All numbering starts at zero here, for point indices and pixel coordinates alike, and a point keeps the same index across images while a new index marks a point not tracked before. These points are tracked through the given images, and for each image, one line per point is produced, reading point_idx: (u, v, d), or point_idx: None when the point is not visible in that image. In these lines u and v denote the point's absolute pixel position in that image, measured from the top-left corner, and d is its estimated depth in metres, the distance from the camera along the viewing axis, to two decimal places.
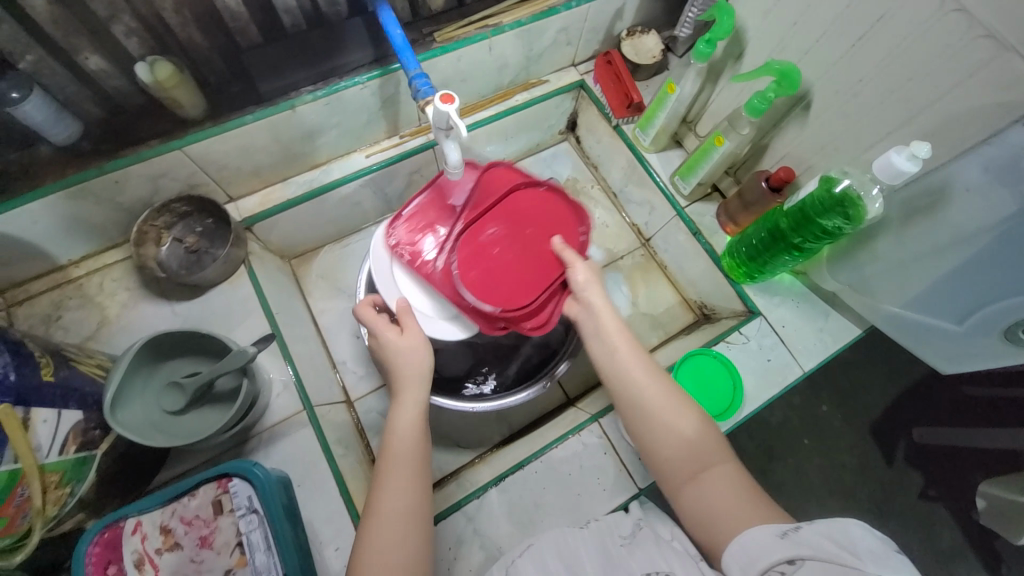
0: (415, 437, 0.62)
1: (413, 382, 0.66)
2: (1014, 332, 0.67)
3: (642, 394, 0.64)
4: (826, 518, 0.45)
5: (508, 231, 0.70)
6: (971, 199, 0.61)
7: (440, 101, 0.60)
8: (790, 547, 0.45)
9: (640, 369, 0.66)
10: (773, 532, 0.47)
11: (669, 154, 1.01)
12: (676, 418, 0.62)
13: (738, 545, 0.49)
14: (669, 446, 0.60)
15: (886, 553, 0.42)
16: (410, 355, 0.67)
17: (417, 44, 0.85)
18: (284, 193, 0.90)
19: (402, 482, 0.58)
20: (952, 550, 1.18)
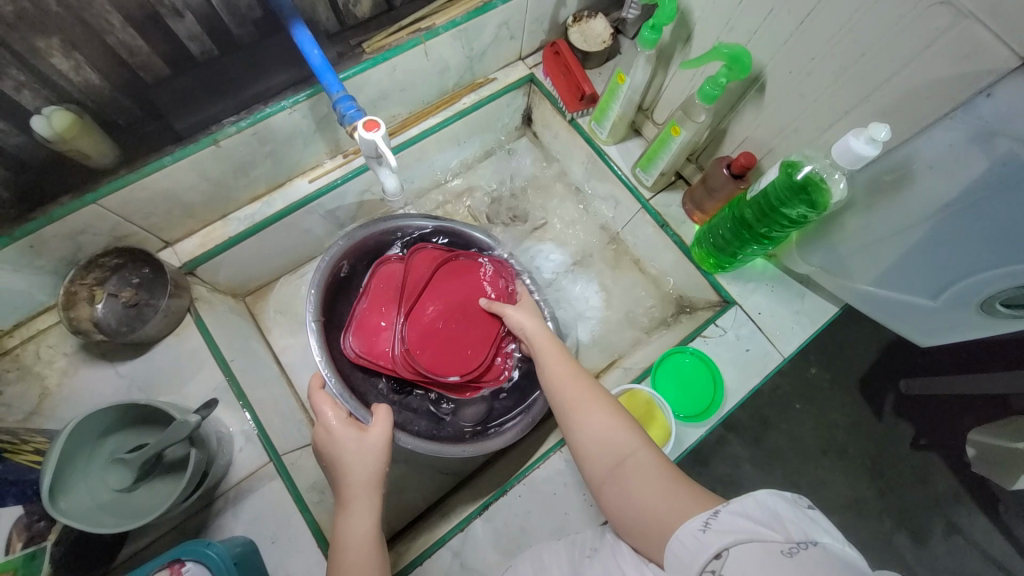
0: (368, 548, 0.55)
1: (367, 487, 0.60)
2: (990, 304, 0.65)
3: (561, 393, 0.65)
4: (737, 496, 0.43)
5: (447, 305, 0.82)
6: (936, 177, 0.58)
7: (364, 129, 0.59)
8: (713, 539, 0.41)
9: (560, 369, 0.68)
10: (693, 526, 0.44)
11: (628, 145, 0.97)
12: (592, 411, 0.61)
13: (668, 549, 0.44)
14: (589, 441, 0.59)
15: (802, 520, 0.41)
16: (364, 457, 0.62)
17: (345, 58, 0.79)
18: (226, 230, 0.85)
19: None
20: (949, 499, 1.19)
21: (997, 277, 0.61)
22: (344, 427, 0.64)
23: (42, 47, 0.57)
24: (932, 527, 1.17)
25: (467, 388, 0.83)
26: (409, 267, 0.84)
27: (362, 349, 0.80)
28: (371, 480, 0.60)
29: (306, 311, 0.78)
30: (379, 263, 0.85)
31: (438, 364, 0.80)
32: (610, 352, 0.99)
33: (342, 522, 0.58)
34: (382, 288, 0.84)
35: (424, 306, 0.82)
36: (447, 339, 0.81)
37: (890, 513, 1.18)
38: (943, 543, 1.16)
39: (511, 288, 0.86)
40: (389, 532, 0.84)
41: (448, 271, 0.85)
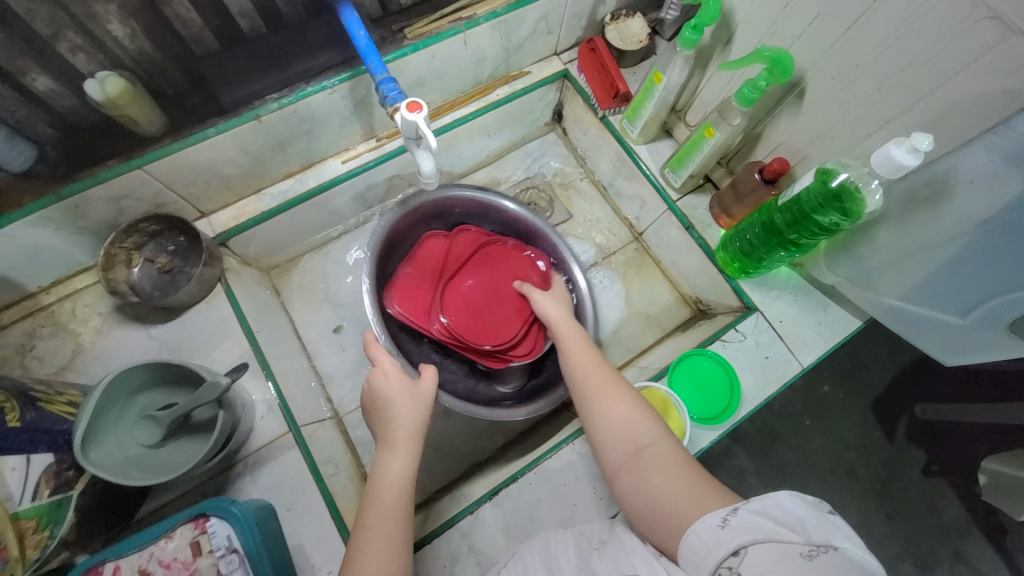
0: (405, 494, 0.57)
1: (412, 436, 0.62)
2: (1020, 326, 0.64)
3: (582, 379, 0.66)
4: (758, 496, 0.43)
5: (477, 282, 0.88)
6: (976, 190, 0.57)
7: (407, 110, 0.59)
8: (732, 536, 0.41)
9: (585, 358, 0.69)
10: (711, 522, 0.44)
11: (658, 145, 0.97)
12: (612, 397, 0.62)
13: (684, 544, 0.45)
14: (609, 429, 0.60)
15: (822, 523, 0.41)
16: (416, 405, 0.65)
17: (387, 43, 0.80)
18: (259, 205, 0.87)
19: (387, 534, 0.53)
20: (959, 526, 1.17)
21: None
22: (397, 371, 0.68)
23: (102, 12, 0.60)
24: (939, 553, 1.16)
25: (498, 358, 0.85)
26: (453, 245, 0.89)
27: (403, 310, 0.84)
28: (416, 429, 0.63)
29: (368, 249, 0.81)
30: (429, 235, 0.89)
31: (472, 333, 0.84)
32: (626, 351, 0.99)
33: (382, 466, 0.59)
34: (427, 259, 0.88)
35: (462, 280, 0.88)
36: (479, 313, 0.86)
37: (897, 537, 1.16)
38: (949, 572, 1.14)
39: (546, 271, 0.90)
40: None
41: (489, 251, 0.90)
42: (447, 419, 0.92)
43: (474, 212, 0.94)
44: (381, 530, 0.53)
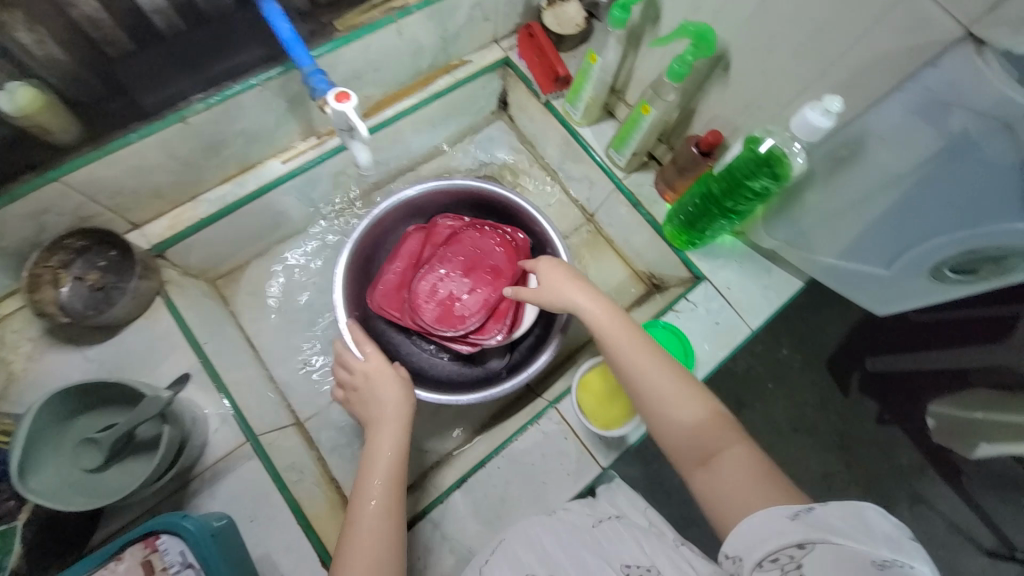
0: (393, 470, 0.64)
1: (399, 420, 0.69)
2: (940, 270, 0.70)
3: (641, 377, 0.62)
4: (840, 502, 0.44)
5: (448, 268, 0.92)
6: (889, 145, 0.61)
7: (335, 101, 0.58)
8: (801, 530, 0.43)
9: (640, 351, 0.63)
10: (781, 516, 0.45)
11: (601, 126, 0.98)
12: (678, 399, 0.60)
13: (746, 524, 0.47)
14: (678, 431, 0.59)
15: (902, 540, 0.41)
16: (401, 393, 0.72)
17: (316, 36, 0.78)
18: (196, 211, 0.83)
19: (381, 507, 0.60)
20: (911, 467, 1.25)
21: (948, 243, 0.65)
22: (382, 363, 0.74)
23: (4, 20, 0.56)
24: (894, 494, 1.24)
25: (466, 343, 0.89)
26: (429, 236, 0.95)
27: (381, 302, 0.91)
28: (402, 414, 0.70)
29: (348, 245, 0.89)
30: (413, 229, 0.96)
31: (440, 320, 0.89)
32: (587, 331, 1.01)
33: (373, 446, 0.66)
34: (406, 253, 0.94)
35: (437, 268, 0.92)
36: (448, 301, 0.90)
37: (856, 484, 1.24)
38: (906, 510, 1.22)
39: (519, 254, 0.92)
40: None
41: (460, 240, 0.94)
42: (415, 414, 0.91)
43: (451, 203, 1.00)
44: (376, 506, 0.60)
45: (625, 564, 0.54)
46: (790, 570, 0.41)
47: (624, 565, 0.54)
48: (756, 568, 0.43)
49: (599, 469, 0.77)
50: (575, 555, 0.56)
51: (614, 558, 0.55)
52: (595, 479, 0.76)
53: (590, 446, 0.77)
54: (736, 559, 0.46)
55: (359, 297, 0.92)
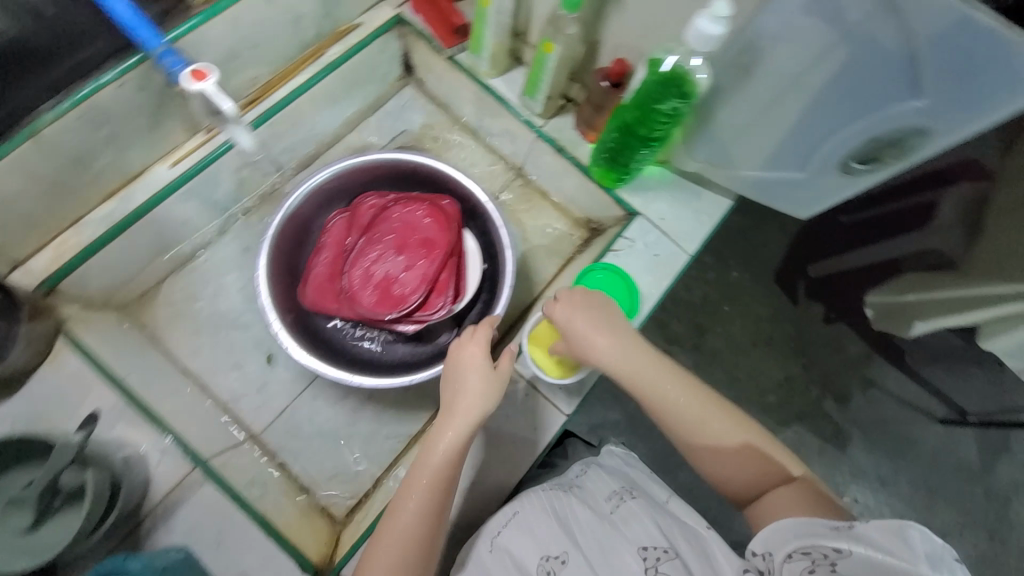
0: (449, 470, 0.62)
1: (472, 425, 0.64)
2: (847, 165, 0.72)
3: (689, 415, 0.63)
4: (888, 521, 0.47)
5: (380, 249, 0.88)
6: (782, 46, 0.61)
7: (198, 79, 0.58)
8: (843, 540, 0.48)
9: (685, 395, 0.64)
10: (822, 526, 0.50)
11: (512, 75, 0.94)
12: (731, 434, 0.62)
13: (785, 524, 0.52)
14: (731, 467, 0.62)
15: (940, 554, 0.45)
16: (480, 387, 0.66)
17: (171, 16, 0.69)
18: (82, 236, 0.75)
19: (423, 508, 0.60)
20: (863, 358, 1.33)
21: (853, 134, 0.67)
22: (479, 354, 0.68)
23: None
24: (849, 385, 1.32)
25: (411, 322, 0.87)
26: (352, 219, 0.90)
27: (314, 297, 0.87)
28: (478, 417, 0.65)
29: (264, 241, 0.84)
30: (335, 216, 0.91)
31: (379, 304, 0.86)
32: (535, 287, 1.00)
33: (434, 438, 0.64)
34: (332, 242, 0.90)
35: (367, 251, 0.88)
36: (384, 282, 0.87)
37: (815, 383, 1.32)
38: (862, 398, 1.31)
39: (450, 221, 0.89)
40: (344, 507, 0.82)
41: (386, 217, 0.90)
42: (375, 403, 0.89)
43: (369, 180, 0.94)
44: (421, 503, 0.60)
45: (642, 548, 0.59)
46: (821, 565, 0.47)
47: (641, 547, 0.59)
48: (786, 560, 0.49)
49: (564, 418, 0.79)
50: (596, 539, 0.61)
51: (633, 541, 0.60)
52: (560, 427, 0.79)
53: (551, 399, 0.79)
54: (765, 554, 0.52)
55: (292, 296, 0.88)
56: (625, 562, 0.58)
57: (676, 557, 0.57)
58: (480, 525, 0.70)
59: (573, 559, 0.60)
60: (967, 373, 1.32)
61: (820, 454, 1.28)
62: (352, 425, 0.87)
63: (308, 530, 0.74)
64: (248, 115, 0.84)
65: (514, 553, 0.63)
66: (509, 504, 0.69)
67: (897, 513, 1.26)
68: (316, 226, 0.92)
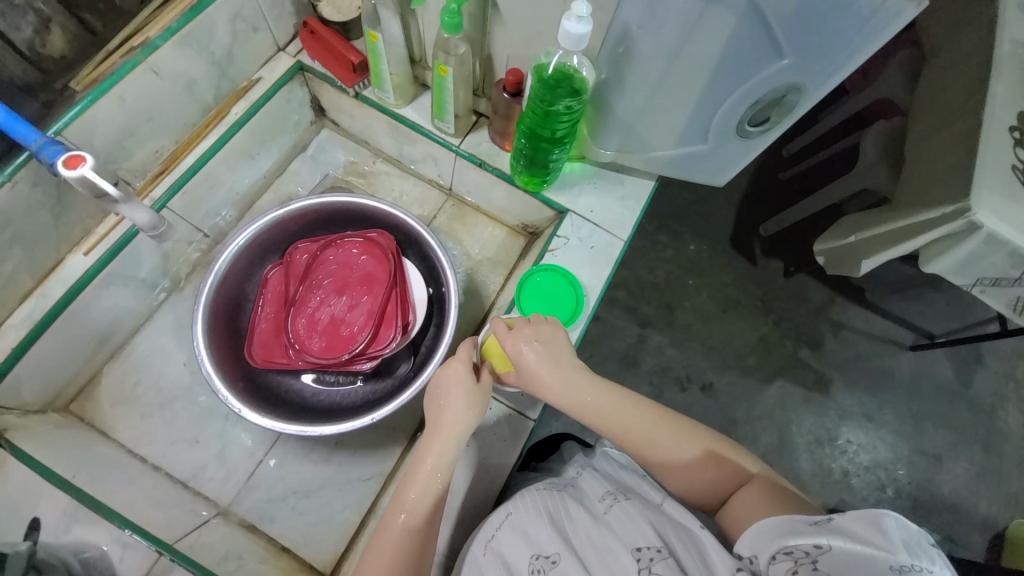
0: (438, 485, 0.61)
1: (456, 436, 0.64)
2: (744, 129, 0.75)
3: (634, 431, 0.61)
4: (865, 511, 0.43)
5: (321, 294, 0.88)
6: (646, 33, 0.65)
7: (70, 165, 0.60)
8: (823, 534, 0.43)
9: (627, 411, 0.62)
10: (801, 522, 0.45)
11: (420, 101, 0.96)
12: (681, 442, 0.60)
13: (763, 527, 0.48)
14: (688, 476, 0.59)
15: (917, 541, 0.41)
16: (462, 399, 0.66)
17: (55, 107, 0.69)
18: (3, 342, 0.72)
19: (413, 523, 0.58)
20: (824, 303, 1.37)
21: (738, 100, 0.70)
22: (455, 370, 0.68)
23: None
24: (816, 332, 1.36)
25: (363, 360, 0.85)
26: (288, 270, 0.89)
27: (262, 356, 0.85)
28: (463, 428, 0.64)
29: (197, 310, 0.82)
30: (270, 270, 0.90)
31: (329, 349, 0.85)
32: (485, 300, 1.01)
33: (422, 454, 0.63)
34: (272, 297, 0.89)
35: (308, 300, 0.87)
36: (330, 327, 0.86)
37: (787, 336, 1.35)
38: (834, 340, 1.35)
39: (385, 254, 0.89)
40: (331, 560, 0.80)
41: (322, 262, 0.89)
42: (345, 449, 0.87)
43: (299, 229, 0.93)
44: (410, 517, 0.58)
45: (635, 548, 0.50)
46: (804, 564, 0.41)
47: (634, 547, 0.50)
48: (771, 562, 0.44)
49: (530, 424, 0.80)
50: (589, 540, 0.54)
51: (626, 541, 0.52)
52: (529, 434, 0.80)
53: (515, 407, 0.80)
54: (751, 557, 0.46)
55: (238, 359, 0.86)
56: (618, 562, 0.50)
57: (670, 556, 0.48)
58: (478, 528, 0.67)
59: (563, 559, 0.52)
60: (927, 298, 1.38)
61: (806, 403, 1.31)
62: (325, 475, 0.86)
63: None
64: (150, 196, 0.82)
65: (506, 555, 0.58)
66: (506, 504, 0.65)
67: (891, 445, 1.29)
68: (254, 284, 0.91)
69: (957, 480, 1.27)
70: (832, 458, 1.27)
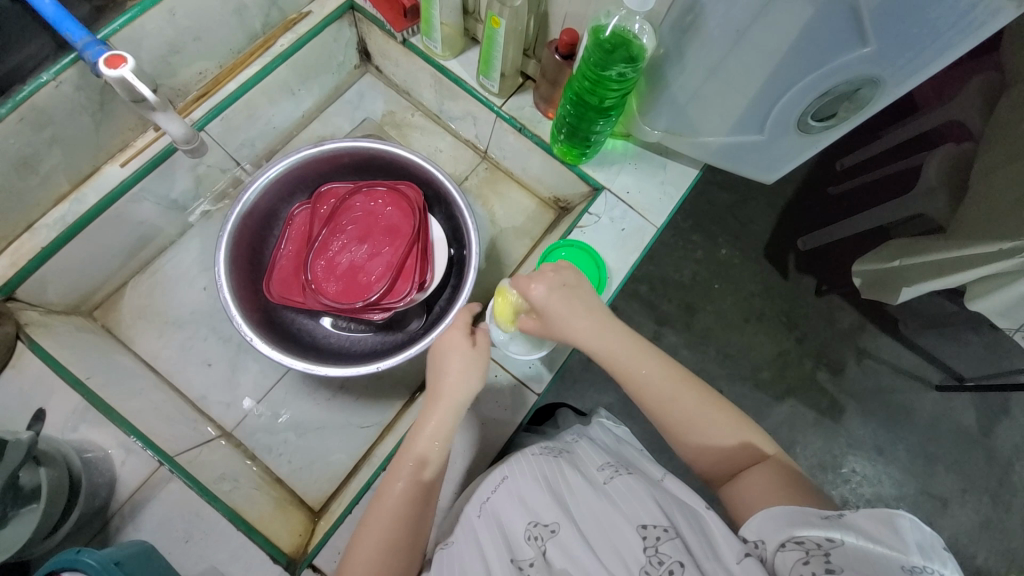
0: (434, 453, 0.61)
1: (454, 405, 0.63)
2: (805, 122, 0.70)
3: (664, 399, 0.59)
4: (883, 509, 0.41)
5: (343, 239, 0.88)
6: (718, 4, 0.60)
7: (110, 64, 0.61)
8: (837, 528, 0.41)
9: (659, 377, 0.60)
10: (812, 515, 0.44)
11: (468, 55, 0.92)
12: (709, 416, 0.58)
13: (774, 514, 0.46)
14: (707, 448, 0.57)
15: (931, 543, 0.40)
16: (460, 369, 0.65)
17: (106, 13, 0.70)
18: (36, 240, 0.74)
19: (410, 490, 0.57)
20: (852, 326, 1.31)
21: (805, 90, 0.65)
22: (455, 342, 0.67)
23: None
24: (839, 353, 1.30)
25: (377, 311, 0.85)
26: (314, 210, 0.89)
27: (279, 293, 0.86)
28: (462, 399, 0.64)
29: (222, 235, 0.81)
30: (297, 207, 0.90)
31: (344, 295, 0.85)
32: (504, 270, 0.99)
33: (420, 423, 0.63)
34: (296, 236, 0.89)
35: (330, 242, 0.87)
36: (349, 272, 0.86)
37: (808, 356, 1.30)
38: (855, 366, 1.29)
39: (411, 207, 0.88)
40: (320, 497, 0.82)
41: (348, 207, 0.89)
42: (348, 393, 0.88)
43: (330, 171, 0.92)
44: (408, 487, 0.57)
45: (639, 527, 0.49)
46: (815, 556, 0.40)
47: (639, 525, 0.49)
48: (778, 549, 0.43)
49: (535, 398, 0.77)
50: (590, 513, 0.53)
51: (628, 517, 0.51)
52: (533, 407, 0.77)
53: (521, 379, 0.78)
54: (757, 542, 0.45)
55: (256, 292, 0.87)
56: (623, 539, 0.49)
57: (677, 537, 0.47)
58: (472, 489, 0.66)
59: (563, 529, 0.52)
60: (963, 338, 1.31)
61: (816, 425, 1.26)
62: (325, 415, 0.87)
63: (282, 522, 0.72)
64: (192, 115, 0.83)
65: (502, 517, 0.58)
66: (499, 469, 0.65)
67: (897, 482, 1.24)
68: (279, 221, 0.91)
69: (960, 527, 1.22)
70: (833, 485, 1.23)
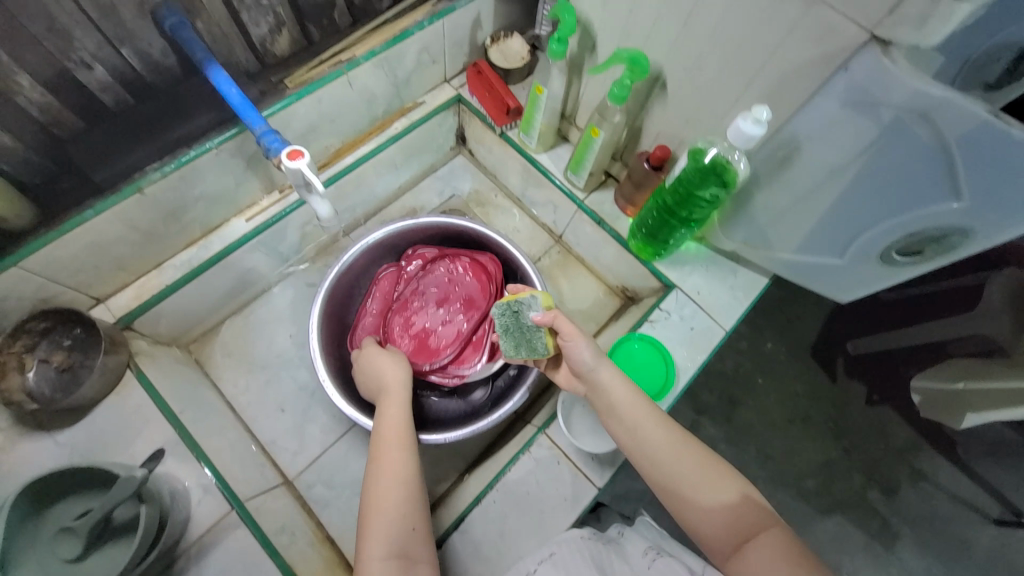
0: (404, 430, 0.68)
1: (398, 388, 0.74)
2: (889, 255, 0.73)
3: (666, 453, 0.60)
4: None
5: (422, 301, 0.93)
6: (818, 144, 0.65)
7: (290, 158, 0.68)
8: None
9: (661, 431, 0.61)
10: None
11: (558, 151, 1.01)
12: (709, 478, 0.57)
13: None
14: (710, 515, 0.55)
15: None
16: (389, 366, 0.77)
17: (268, 96, 0.80)
18: (162, 279, 0.83)
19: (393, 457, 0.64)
20: (907, 444, 1.25)
21: (891, 228, 0.68)
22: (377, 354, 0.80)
23: None
24: (898, 476, 1.23)
25: (449, 376, 0.90)
26: (399, 274, 0.95)
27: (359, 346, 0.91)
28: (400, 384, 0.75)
29: (320, 291, 0.88)
30: (384, 268, 0.96)
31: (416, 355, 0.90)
32: None
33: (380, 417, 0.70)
34: (381, 296, 0.94)
35: (410, 303, 0.93)
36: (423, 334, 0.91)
37: (862, 474, 1.23)
38: (913, 492, 1.22)
39: (489, 279, 0.94)
40: None
41: (428, 272, 0.95)
42: None
43: (419, 239, 1.00)
44: (391, 459, 0.64)
45: None
46: None
47: None
48: None
49: (596, 491, 0.76)
50: None
51: None
52: (593, 500, 0.76)
53: (583, 469, 0.78)
54: None
55: (338, 345, 0.93)
56: None
57: None
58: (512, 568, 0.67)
59: None
60: None
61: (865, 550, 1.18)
62: None
63: None
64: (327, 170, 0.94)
65: None
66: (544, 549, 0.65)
67: None
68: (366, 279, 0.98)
69: None
70: None
